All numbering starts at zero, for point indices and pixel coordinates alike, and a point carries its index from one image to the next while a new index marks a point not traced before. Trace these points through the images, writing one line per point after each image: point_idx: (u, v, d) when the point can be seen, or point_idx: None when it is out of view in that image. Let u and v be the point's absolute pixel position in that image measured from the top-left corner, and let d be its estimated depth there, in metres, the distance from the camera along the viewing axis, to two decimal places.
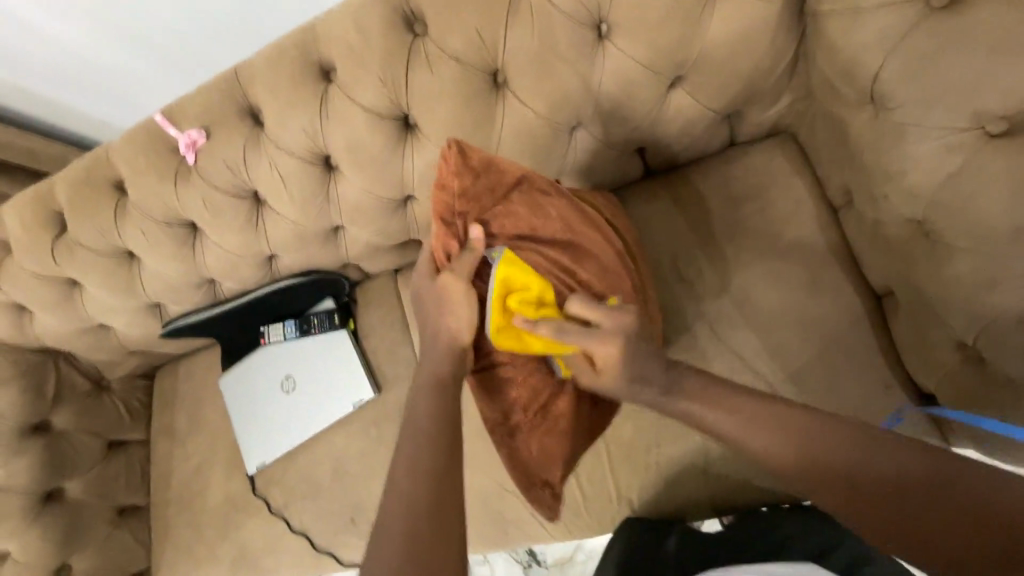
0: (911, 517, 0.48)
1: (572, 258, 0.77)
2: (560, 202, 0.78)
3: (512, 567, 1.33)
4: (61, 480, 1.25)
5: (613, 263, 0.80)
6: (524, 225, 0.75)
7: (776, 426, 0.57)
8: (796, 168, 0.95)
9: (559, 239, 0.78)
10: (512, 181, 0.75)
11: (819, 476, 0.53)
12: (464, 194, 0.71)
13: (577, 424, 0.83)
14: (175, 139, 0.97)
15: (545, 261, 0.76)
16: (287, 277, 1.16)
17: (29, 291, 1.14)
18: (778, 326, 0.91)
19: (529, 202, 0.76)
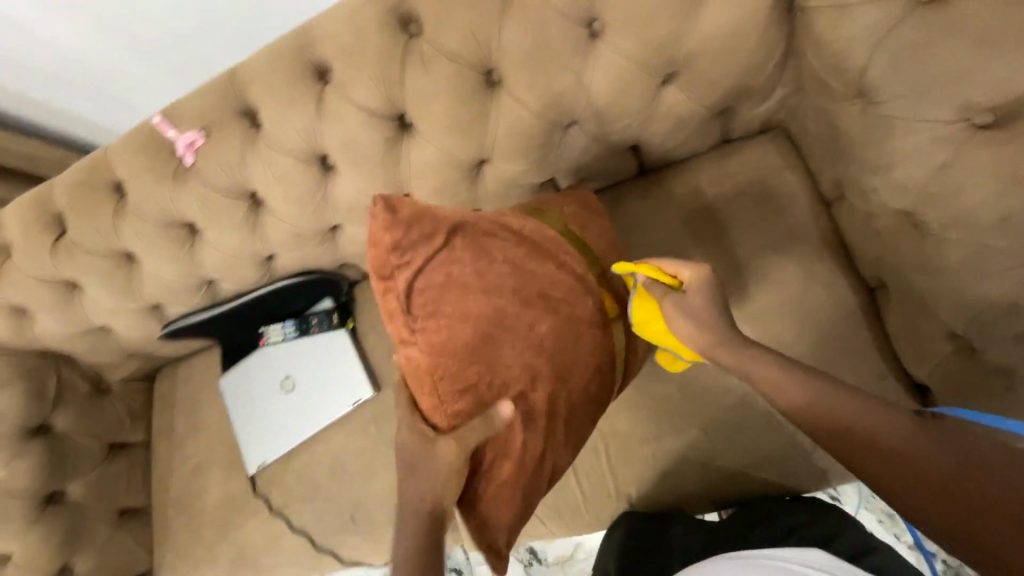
0: (936, 478, 0.50)
1: (523, 302, 0.70)
2: (506, 243, 0.72)
3: (513, 566, 1.33)
4: (62, 482, 1.25)
5: (566, 300, 0.74)
6: (467, 271, 0.68)
7: (836, 398, 0.58)
8: (789, 163, 0.96)
9: (508, 283, 0.70)
10: (454, 224, 0.69)
11: (852, 442, 0.56)
12: (397, 247, 0.65)
13: (528, 484, 0.73)
14: (173, 140, 0.98)
15: (492, 311, 0.68)
16: (285, 277, 1.17)
17: (30, 293, 1.15)
18: (772, 320, 0.92)
19: (473, 245, 0.69)
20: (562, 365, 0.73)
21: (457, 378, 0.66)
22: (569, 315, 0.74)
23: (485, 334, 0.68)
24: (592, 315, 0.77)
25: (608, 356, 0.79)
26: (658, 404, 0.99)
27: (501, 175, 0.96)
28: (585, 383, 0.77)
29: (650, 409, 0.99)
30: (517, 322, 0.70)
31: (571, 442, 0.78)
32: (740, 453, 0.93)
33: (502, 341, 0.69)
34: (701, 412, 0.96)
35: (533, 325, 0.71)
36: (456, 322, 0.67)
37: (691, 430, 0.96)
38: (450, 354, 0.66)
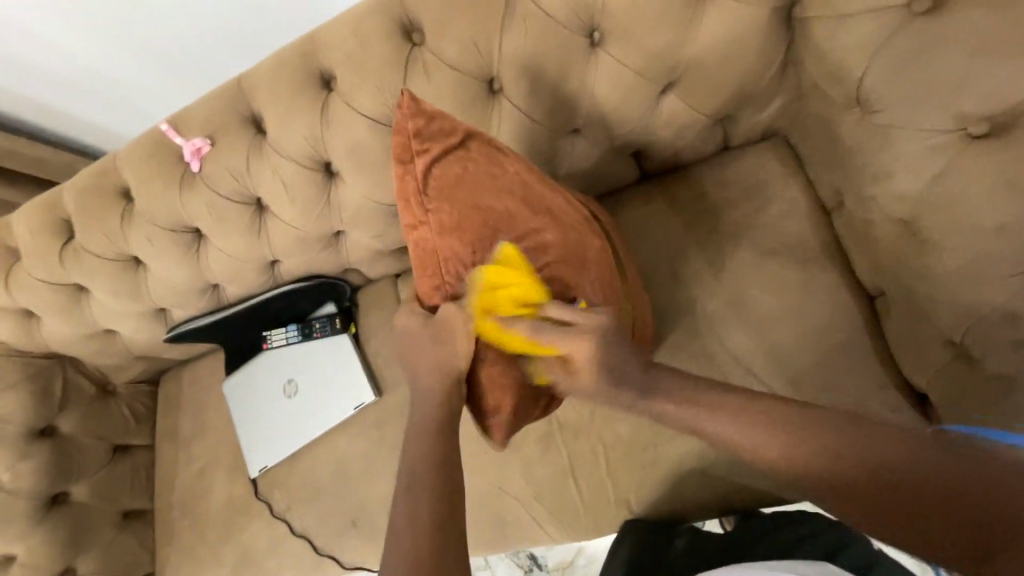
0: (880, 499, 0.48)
1: (532, 211, 0.76)
2: (517, 160, 0.78)
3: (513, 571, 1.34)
4: (67, 484, 1.27)
5: (576, 222, 0.80)
6: (480, 170, 0.74)
7: (784, 423, 0.55)
8: (789, 171, 0.97)
9: (520, 190, 0.76)
10: (469, 132, 0.76)
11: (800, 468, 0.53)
12: (418, 136, 0.73)
13: (528, 361, 0.77)
14: (180, 147, 1.00)
15: (500, 209, 0.74)
16: (289, 281, 1.18)
17: (38, 297, 1.17)
18: (771, 327, 0.92)
19: (487, 153, 0.76)
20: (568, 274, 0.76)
21: (457, 259, 0.74)
22: (580, 236, 0.79)
23: (489, 228, 0.74)
24: (602, 246, 0.81)
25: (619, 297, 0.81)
26: None
27: None
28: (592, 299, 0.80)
29: (651, 416, 0.99)
30: (524, 225, 0.75)
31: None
32: (741, 462, 0.93)
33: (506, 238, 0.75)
34: None
35: (541, 232, 0.76)
36: (464, 212, 0.73)
37: (692, 437, 0.96)
38: (453, 238, 0.73)
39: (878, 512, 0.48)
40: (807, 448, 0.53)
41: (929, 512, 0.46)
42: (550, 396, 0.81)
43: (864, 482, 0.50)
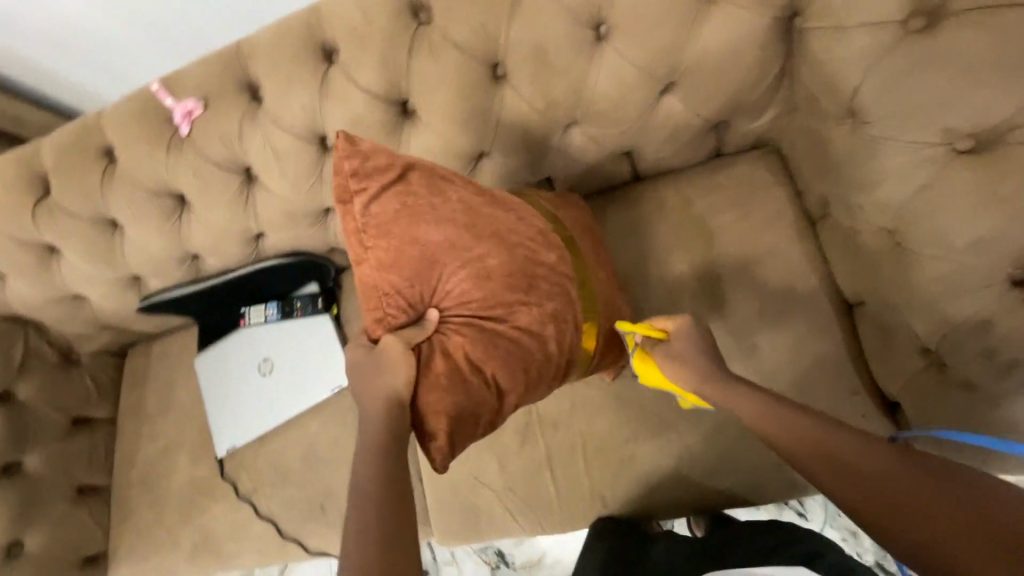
0: (857, 480, 0.55)
1: (474, 237, 0.79)
2: (461, 187, 0.82)
3: (481, 569, 1.40)
4: (20, 454, 1.21)
5: (526, 240, 0.83)
6: (420, 200, 0.78)
7: (781, 414, 0.63)
8: (777, 180, 1.00)
9: (464, 216, 0.80)
10: (407, 165, 0.79)
11: (784, 446, 0.61)
12: (356, 174, 0.77)
13: (466, 386, 0.77)
14: (170, 109, 0.96)
15: (439, 239, 0.78)
16: (272, 258, 1.15)
17: (5, 254, 1.09)
18: (752, 330, 0.94)
19: (427, 181, 0.79)
20: (508, 296, 0.80)
21: (396, 296, 0.77)
22: (527, 255, 0.82)
23: (429, 259, 0.78)
24: (555, 261, 0.84)
25: (570, 316, 0.85)
26: (637, 406, 1.00)
27: (498, 169, 0.98)
28: (537, 313, 0.81)
29: (629, 412, 1.00)
30: (466, 253, 0.79)
31: (522, 369, 0.81)
32: (717, 462, 0.95)
33: (446, 266, 0.78)
34: (679, 418, 0.97)
35: (482, 258, 0.79)
36: (402, 245, 0.77)
37: (668, 434, 0.98)
38: (392, 269, 0.77)
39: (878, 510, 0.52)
40: (831, 453, 0.57)
41: (931, 518, 0.49)
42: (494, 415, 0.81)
43: (875, 491, 0.53)
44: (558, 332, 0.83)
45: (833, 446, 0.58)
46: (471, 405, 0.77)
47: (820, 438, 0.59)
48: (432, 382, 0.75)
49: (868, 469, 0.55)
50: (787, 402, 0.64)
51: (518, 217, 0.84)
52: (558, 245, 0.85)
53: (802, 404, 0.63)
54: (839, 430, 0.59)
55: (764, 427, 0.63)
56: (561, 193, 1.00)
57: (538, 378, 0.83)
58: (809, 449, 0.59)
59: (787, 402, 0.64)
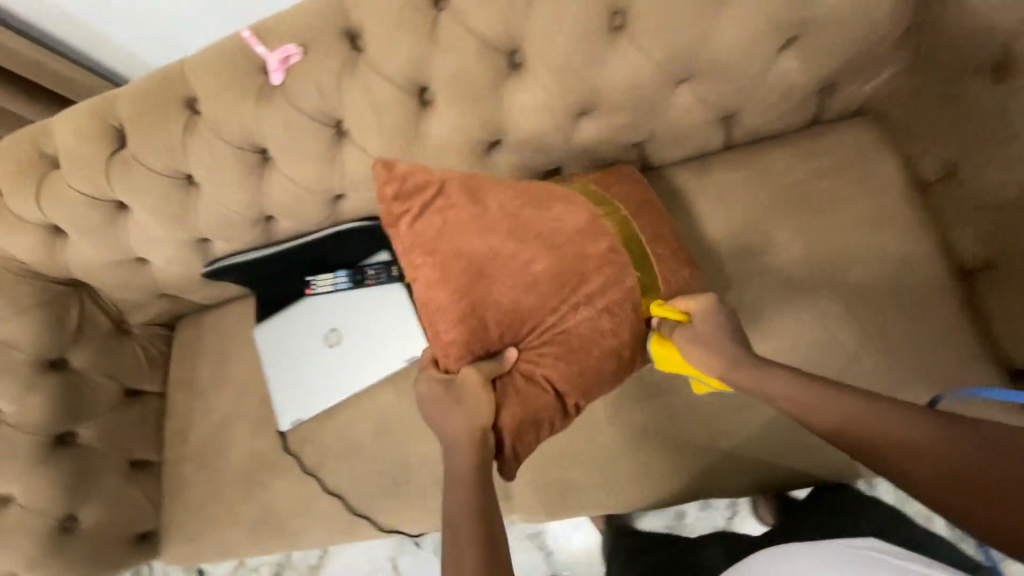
0: (881, 446, 0.56)
1: (517, 242, 0.81)
2: (499, 193, 0.83)
3: (533, 554, 1.42)
4: (76, 424, 1.15)
5: (570, 237, 0.83)
6: (460, 215, 0.81)
7: (810, 387, 0.63)
8: (883, 146, 0.98)
9: (504, 223, 0.82)
10: (443, 180, 0.81)
11: (811, 415, 0.62)
12: (400, 198, 0.80)
13: (521, 391, 0.80)
14: (261, 57, 0.91)
15: (483, 250, 0.81)
16: (351, 221, 1.11)
17: (72, 210, 1.04)
18: (866, 295, 0.95)
19: (465, 194, 0.82)
20: (558, 296, 0.81)
21: (445, 308, 0.80)
22: (575, 252, 0.82)
23: (475, 272, 0.80)
24: (604, 251, 0.83)
25: (632, 306, 0.82)
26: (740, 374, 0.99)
27: (600, 128, 0.95)
28: (588, 308, 0.81)
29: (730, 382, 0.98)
30: (509, 260, 0.81)
31: (576, 368, 0.81)
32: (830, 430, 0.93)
33: (494, 276, 0.81)
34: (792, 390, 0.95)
35: (527, 263, 0.81)
36: (449, 262, 0.80)
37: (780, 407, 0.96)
38: (443, 288, 0.80)
39: (907, 472, 0.54)
40: (864, 427, 0.58)
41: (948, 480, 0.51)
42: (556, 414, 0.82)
43: (903, 455, 0.54)
44: (616, 325, 0.82)
45: (863, 414, 0.58)
46: (538, 411, 0.80)
47: (851, 407, 0.59)
48: (500, 398, 0.79)
49: (895, 437, 0.55)
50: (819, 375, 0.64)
51: (561, 214, 0.84)
52: (600, 235, 0.83)
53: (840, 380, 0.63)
54: (877, 401, 0.59)
55: (800, 410, 0.63)
56: (618, 166, 0.98)
57: (601, 376, 0.83)
58: (841, 418, 0.59)
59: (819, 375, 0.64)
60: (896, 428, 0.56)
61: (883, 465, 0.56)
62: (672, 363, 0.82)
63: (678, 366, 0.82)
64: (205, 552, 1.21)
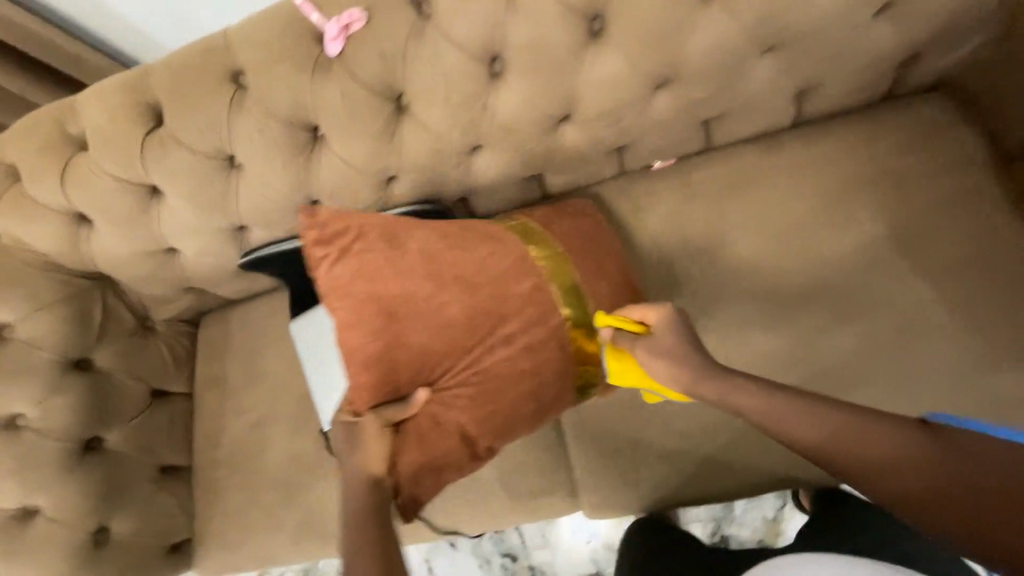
0: (865, 464, 0.57)
1: (437, 287, 0.82)
2: (424, 236, 0.84)
3: (575, 551, 1.39)
4: (103, 428, 1.07)
5: (495, 278, 0.85)
6: (380, 259, 0.81)
7: (784, 402, 0.63)
8: (960, 121, 0.97)
9: (422, 267, 0.83)
10: (365, 225, 0.83)
11: (785, 432, 0.62)
12: (320, 241, 0.81)
13: (425, 437, 0.83)
14: (316, 26, 0.84)
15: (402, 294, 0.81)
16: (402, 203, 1.00)
17: (102, 196, 0.96)
18: (949, 274, 0.93)
19: (388, 239, 0.83)
20: (476, 339, 0.83)
21: (359, 351, 0.79)
22: (495, 295, 0.84)
23: (388, 316, 0.81)
24: (529, 290, 0.85)
25: (556, 346, 0.86)
26: (820, 358, 0.96)
27: (676, 102, 0.90)
28: (506, 347, 0.84)
29: (810, 364, 0.96)
30: (425, 303, 0.82)
31: (487, 410, 0.84)
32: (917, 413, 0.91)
33: (412, 320, 0.81)
34: (878, 371, 0.93)
35: (446, 307, 0.82)
36: (366, 306, 0.80)
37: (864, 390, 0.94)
38: (357, 331, 0.80)
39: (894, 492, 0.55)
40: (838, 435, 0.59)
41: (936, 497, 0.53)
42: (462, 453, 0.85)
43: (887, 474, 0.56)
44: (530, 366, 0.85)
45: (844, 432, 0.59)
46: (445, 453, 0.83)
47: (829, 426, 0.60)
48: (399, 445, 0.82)
49: (878, 455, 0.57)
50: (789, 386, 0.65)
51: (488, 254, 0.86)
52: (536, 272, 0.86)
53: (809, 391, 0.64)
54: (854, 417, 0.60)
55: (767, 421, 0.63)
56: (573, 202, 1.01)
57: (516, 416, 0.86)
58: (820, 437, 0.60)
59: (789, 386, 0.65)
60: (879, 450, 0.57)
61: (866, 482, 0.57)
62: (627, 378, 0.84)
63: (633, 380, 0.84)
64: (245, 560, 1.14)
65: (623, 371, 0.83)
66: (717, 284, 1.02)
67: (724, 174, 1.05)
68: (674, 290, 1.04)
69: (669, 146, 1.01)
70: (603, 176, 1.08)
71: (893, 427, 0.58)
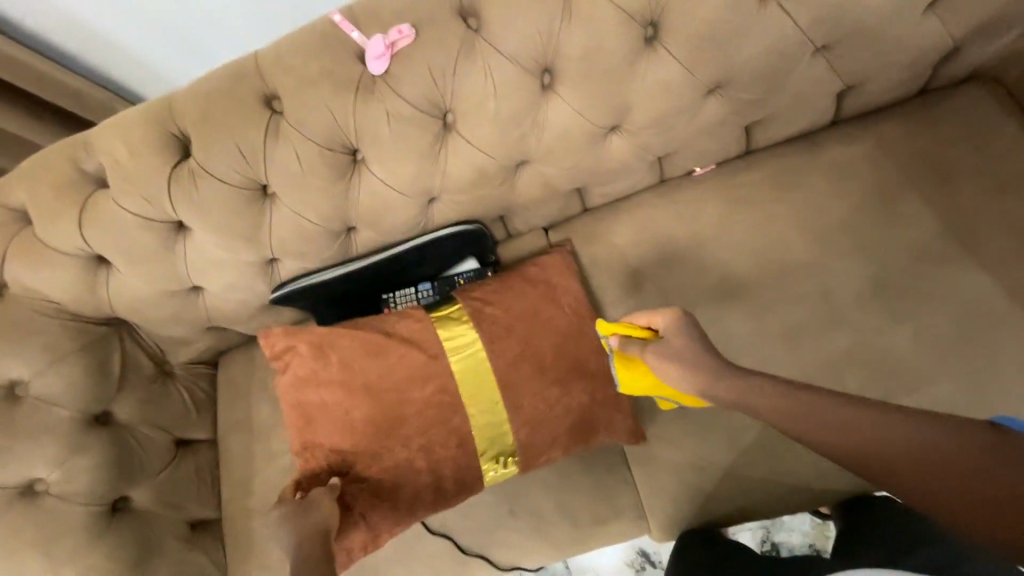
0: (894, 465, 0.53)
1: (350, 395, 0.89)
2: (347, 344, 0.90)
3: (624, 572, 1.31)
4: (129, 486, 0.99)
5: (398, 384, 0.89)
6: (306, 368, 0.89)
7: (799, 401, 0.59)
8: (1002, 112, 0.97)
9: (333, 376, 0.89)
10: (295, 336, 0.91)
11: (804, 431, 0.58)
12: (279, 355, 0.91)
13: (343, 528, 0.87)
14: (357, 44, 0.81)
15: (321, 401, 0.89)
16: (440, 228, 0.99)
17: (124, 235, 0.90)
18: (1011, 264, 0.91)
19: (314, 351, 0.90)
20: (379, 441, 0.88)
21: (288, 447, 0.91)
22: (399, 400, 0.89)
23: (307, 418, 0.90)
24: (432, 394, 0.89)
25: (459, 441, 0.90)
26: (891, 357, 0.92)
27: (726, 106, 0.89)
28: (407, 449, 0.89)
29: (877, 364, 0.93)
30: (335, 409, 0.89)
31: (392, 504, 0.90)
32: (994, 409, 0.88)
33: (326, 423, 0.89)
34: (952, 368, 0.90)
35: (352, 413, 0.88)
36: (295, 409, 0.91)
37: (936, 390, 0.90)
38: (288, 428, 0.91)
39: (926, 497, 0.51)
40: (870, 438, 0.54)
41: (975, 505, 0.49)
42: (365, 545, 0.89)
43: (920, 479, 0.51)
44: (431, 463, 0.89)
45: (869, 431, 0.55)
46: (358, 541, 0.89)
47: (846, 426, 0.56)
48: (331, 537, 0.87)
49: (906, 457, 0.53)
50: (804, 386, 0.60)
51: (396, 360, 0.89)
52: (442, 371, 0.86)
53: (829, 389, 0.60)
54: (877, 414, 0.56)
55: (787, 424, 0.59)
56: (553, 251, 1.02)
57: (422, 506, 0.91)
58: (838, 436, 0.56)
59: (804, 386, 0.60)
60: (906, 450, 0.53)
61: (894, 484, 0.53)
62: (641, 385, 0.85)
63: (646, 388, 0.85)
64: None
65: (635, 378, 0.84)
66: (775, 289, 0.98)
67: (767, 177, 1.03)
68: (731, 296, 0.99)
69: (713, 152, 1.00)
70: (644, 185, 1.05)
71: (925, 427, 0.53)
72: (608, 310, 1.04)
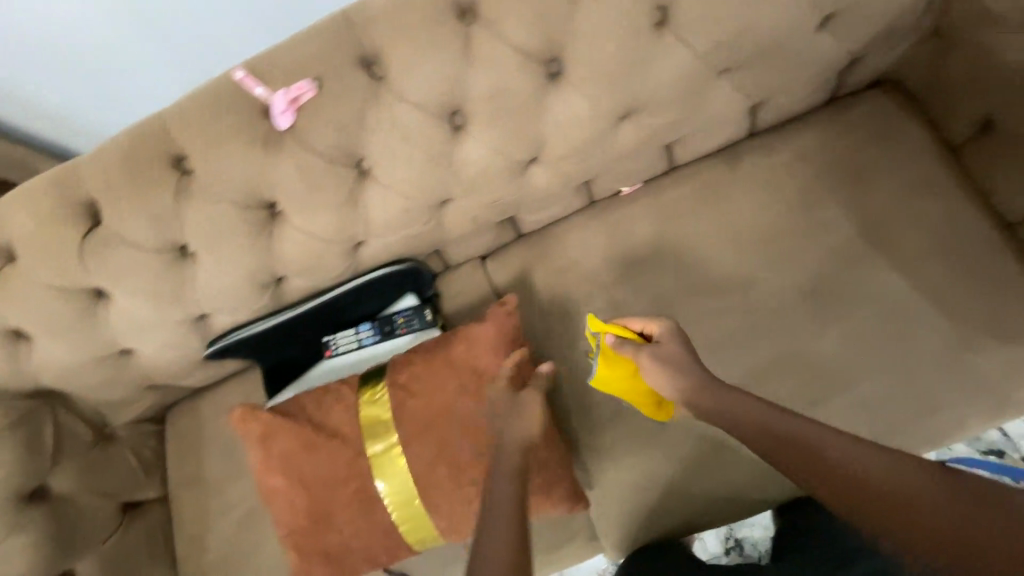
0: (839, 484, 0.53)
1: (293, 481, 0.92)
2: (288, 433, 0.92)
3: None
4: (73, 560, 0.96)
5: (325, 478, 0.91)
6: (257, 453, 0.93)
7: (770, 415, 0.61)
8: (907, 114, 1.00)
9: (271, 467, 0.92)
10: (247, 423, 0.94)
11: (765, 442, 0.60)
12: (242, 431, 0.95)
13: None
14: (261, 100, 0.80)
15: (271, 485, 0.93)
16: (374, 268, 0.98)
17: (42, 307, 0.88)
18: (925, 261, 0.94)
19: (260, 436, 0.93)
20: (320, 526, 0.91)
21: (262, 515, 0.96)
22: (331, 491, 0.90)
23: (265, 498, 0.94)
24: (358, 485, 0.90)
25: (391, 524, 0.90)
26: (821, 361, 0.95)
27: (640, 132, 0.91)
28: (347, 538, 0.91)
29: (809, 368, 0.95)
30: (281, 495, 0.92)
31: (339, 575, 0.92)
32: (920, 404, 0.90)
33: (278, 506, 0.93)
34: (880, 367, 0.92)
35: (293, 500, 0.91)
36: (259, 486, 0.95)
37: (866, 390, 0.92)
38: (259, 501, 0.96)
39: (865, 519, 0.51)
40: (823, 456, 0.55)
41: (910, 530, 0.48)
42: None
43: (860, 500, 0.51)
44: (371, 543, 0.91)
45: (823, 450, 0.55)
46: None
47: (802, 442, 0.57)
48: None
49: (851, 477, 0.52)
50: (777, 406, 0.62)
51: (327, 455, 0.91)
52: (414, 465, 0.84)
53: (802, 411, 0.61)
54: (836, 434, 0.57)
55: (755, 434, 0.61)
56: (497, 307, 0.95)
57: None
58: (793, 450, 0.57)
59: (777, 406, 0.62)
60: (853, 470, 0.53)
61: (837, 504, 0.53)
62: (614, 385, 0.85)
63: (618, 390, 0.85)
64: None
65: (613, 381, 0.85)
66: (708, 301, 1.00)
67: (692, 192, 1.05)
68: (665, 312, 1.01)
69: (636, 172, 1.02)
70: (574, 208, 1.07)
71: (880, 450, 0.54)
72: (550, 334, 1.05)
